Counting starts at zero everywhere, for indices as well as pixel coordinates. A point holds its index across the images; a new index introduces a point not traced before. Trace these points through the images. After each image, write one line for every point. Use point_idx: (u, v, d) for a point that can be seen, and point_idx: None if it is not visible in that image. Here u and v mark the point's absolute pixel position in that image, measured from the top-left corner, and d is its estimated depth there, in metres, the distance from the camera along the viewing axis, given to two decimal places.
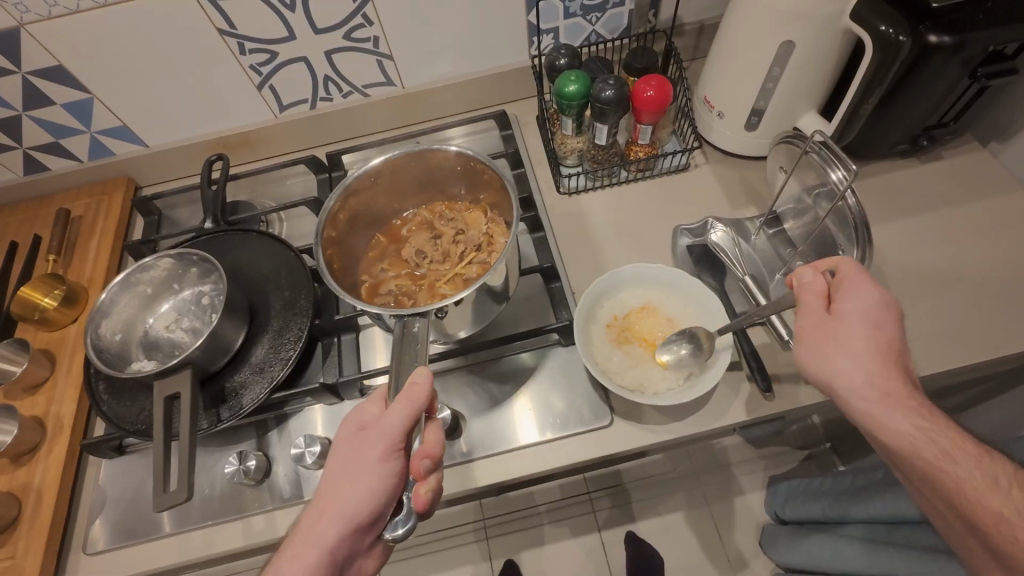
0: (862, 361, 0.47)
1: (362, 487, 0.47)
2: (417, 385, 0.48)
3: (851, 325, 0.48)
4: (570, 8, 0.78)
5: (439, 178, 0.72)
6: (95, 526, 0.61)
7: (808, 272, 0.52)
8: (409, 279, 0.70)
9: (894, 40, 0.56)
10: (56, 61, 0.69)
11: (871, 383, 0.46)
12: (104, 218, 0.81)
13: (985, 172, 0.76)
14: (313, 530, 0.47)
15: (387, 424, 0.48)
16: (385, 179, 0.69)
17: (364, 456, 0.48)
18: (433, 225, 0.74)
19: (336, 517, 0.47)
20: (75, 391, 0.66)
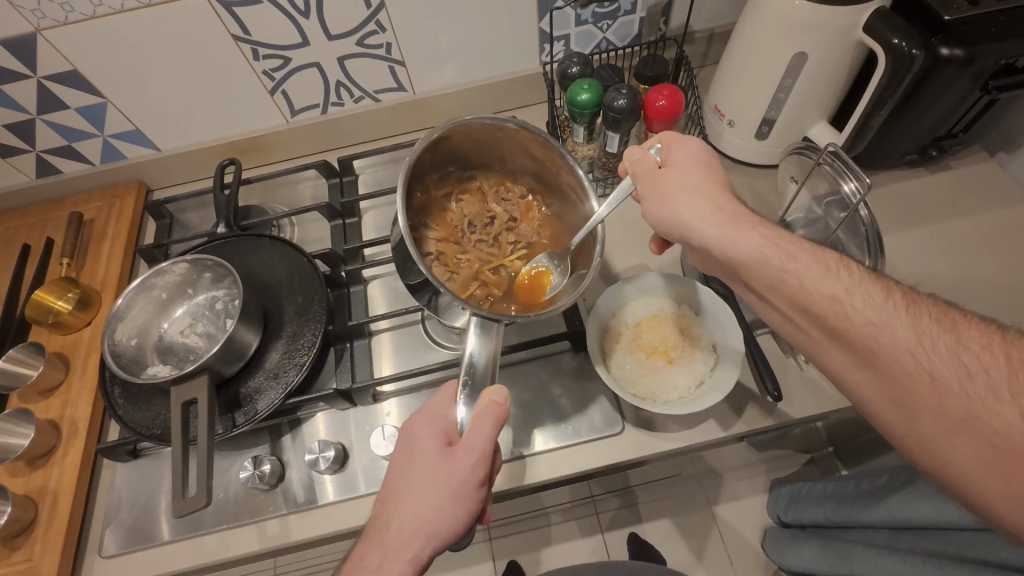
0: (733, 216, 0.48)
1: (456, 510, 0.48)
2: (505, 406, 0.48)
3: (671, 168, 0.52)
4: (582, 16, 0.78)
5: (518, 155, 0.68)
6: (110, 529, 0.61)
7: (637, 153, 0.56)
8: (453, 247, 0.69)
9: (907, 53, 0.55)
10: (70, 66, 0.70)
11: (713, 214, 0.48)
12: (117, 222, 0.81)
13: (992, 183, 0.76)
14: (407, 550, 0.47)
15: (480, 446, 0.48)
16: (472, 138, 0.65)
17: (458, 480, 0.48)
18: (487, 196, 0.72)
19: (434, 536, 0.47)
20: (89, 395, 0.67)
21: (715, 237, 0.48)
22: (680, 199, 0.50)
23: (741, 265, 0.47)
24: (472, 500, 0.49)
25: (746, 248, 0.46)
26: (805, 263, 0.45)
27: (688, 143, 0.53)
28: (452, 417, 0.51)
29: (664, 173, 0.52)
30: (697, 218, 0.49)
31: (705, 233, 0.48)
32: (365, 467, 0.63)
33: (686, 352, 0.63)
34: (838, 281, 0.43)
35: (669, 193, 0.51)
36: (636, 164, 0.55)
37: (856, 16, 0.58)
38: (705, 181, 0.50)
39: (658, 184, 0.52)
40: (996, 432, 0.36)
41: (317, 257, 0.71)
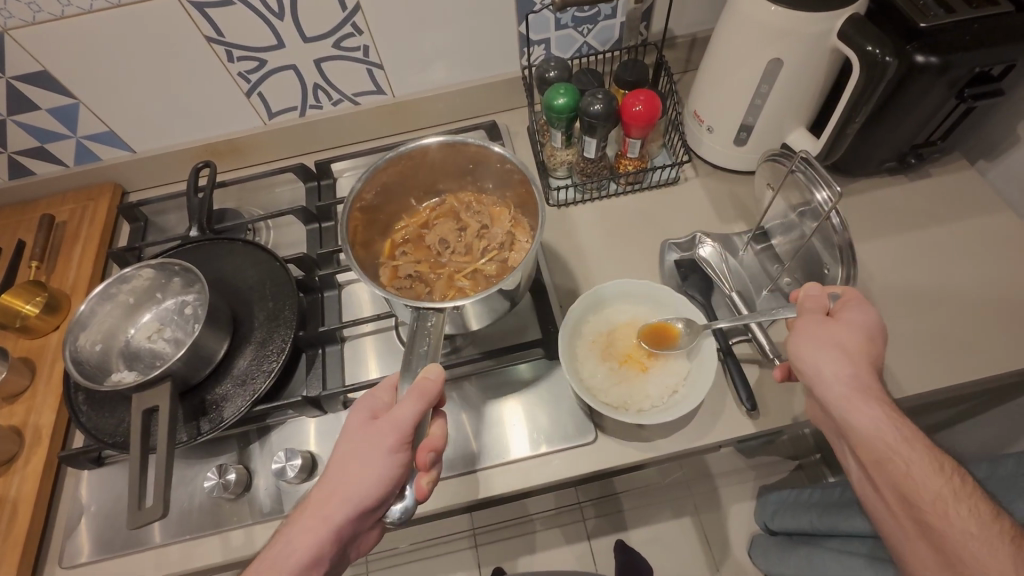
0: (877, 394, 0.47)
1: (371, 477, 0.46)
2: (429, 381, 0.48)
3: (837, 325, 0.50)
4: (561, 20, 0.78)
5: (477, 171, 0.70)
6: (72, 538, 0.60)
7: (814, 287, 0.54)
8: (429, 265, 0.69)
9: (881, 60, 0.55)
10: (41, 68, 0.69)
11: (863, 383, 0.47)
12: (89, 225, 0.80)
13: (973, 190, 0.76)
14: (322, 512, 0.46)
15: (400, 417, 0.47)
16: (415, 165, 0.67)
17: (375, 447, 0.47)
18: (458, 213, 0.73)
19: (344, 501, 0.46)
20: (54, 401, 0.66)
21: (847, 396, 0.47)
22: (829, 344, 0.49)
23: (855, 436, 0.46)
24: (387, 471, 0.47)
25: (865, 420, 0.45)
26: (928, 470, 0.44)
27: (867, 313, 0.51)
28: (388, 397, 0.51)
29: (827, 328, 0.50)
30: (834, 384, 0.47)
31: (836, 400, 0.47)
32: None
33: (660, 360, 0.62)
34: (947, 483, 0.44)
35: (822, 349, 0.49)
36: (805, 303, 0.54)
37: (830, 22, 0.58)
38: (867, 357, 0.48)
39: (812, 334, 0.50)
40: None
41: (290, 261, 0.70)
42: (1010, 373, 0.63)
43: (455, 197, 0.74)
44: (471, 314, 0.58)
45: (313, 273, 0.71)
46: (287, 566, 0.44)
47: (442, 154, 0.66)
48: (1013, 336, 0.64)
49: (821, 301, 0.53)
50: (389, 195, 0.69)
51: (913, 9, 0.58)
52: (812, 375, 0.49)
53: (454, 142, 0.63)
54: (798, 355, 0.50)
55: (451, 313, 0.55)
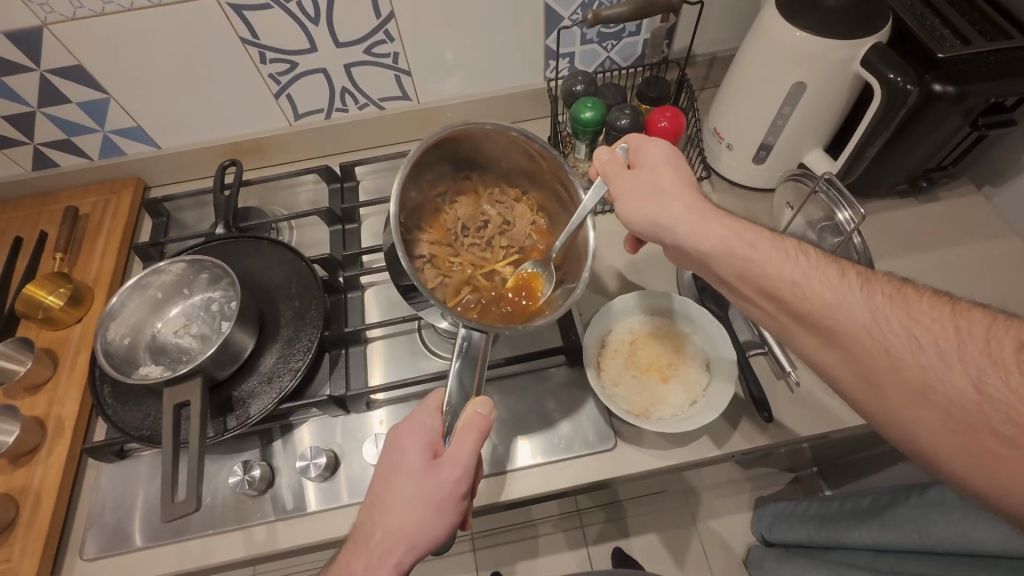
0: (790, 253, 0.47)
1: (440, 523, 0.49)
2: (485, 417, 0.49)
3: (638, 168, 0.55)
4: (587, 35, 0.80)
5: (517, 160, 0.69)
6: (92, 531, 0.60)
7: (605, 152, 0.58)
8: (444, 251, 0.69)
9: (903, 87, 0.57)
10: (75, 62, 0.69)
11: (769, 252, 0.47)
12: (112, 218, 0.80)
13: (979, 215, 0.78)
14: (391, 557, 0.47)
15: (463, 458, 0.48)
16: (465, 143, 0.65)
17: (444, 493, 0.48)
18: (481, 198, 0.72)
19: (414, 546, 0.48)
20: (78, 392, 0.66)
21: (784, 274, 0.46)
22: (660, 156, 0.55)
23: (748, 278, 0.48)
24: (453, 512, 0.50)
25: (706, 241, 0.50)
26: (861, 299, 0.42)
27: (656, 147, 0.56)
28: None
29: (623, 172, 0.55)
30: (749, 257, 0.48)
31: (779, 281, 0.46)
32: (354, 476, 0.62)
33: (679, 370, 0.64)
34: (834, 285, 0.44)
35: (633, 192, 0.54)
36: (604, 165, 0.58)
37: (854, 50, 0.60)
38: (677, 185, 0.53)
39: (633, 185, 0.54)
40: (954, 402, 0.37)
41: (315, 262, 0.71)
42: None
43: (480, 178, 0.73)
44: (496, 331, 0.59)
45: (338, 274, 0.72)
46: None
47: (497, 139, 0.65)
48: None
49: (616, 160, 0.57)
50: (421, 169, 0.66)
51: (931, 39, 0.61)
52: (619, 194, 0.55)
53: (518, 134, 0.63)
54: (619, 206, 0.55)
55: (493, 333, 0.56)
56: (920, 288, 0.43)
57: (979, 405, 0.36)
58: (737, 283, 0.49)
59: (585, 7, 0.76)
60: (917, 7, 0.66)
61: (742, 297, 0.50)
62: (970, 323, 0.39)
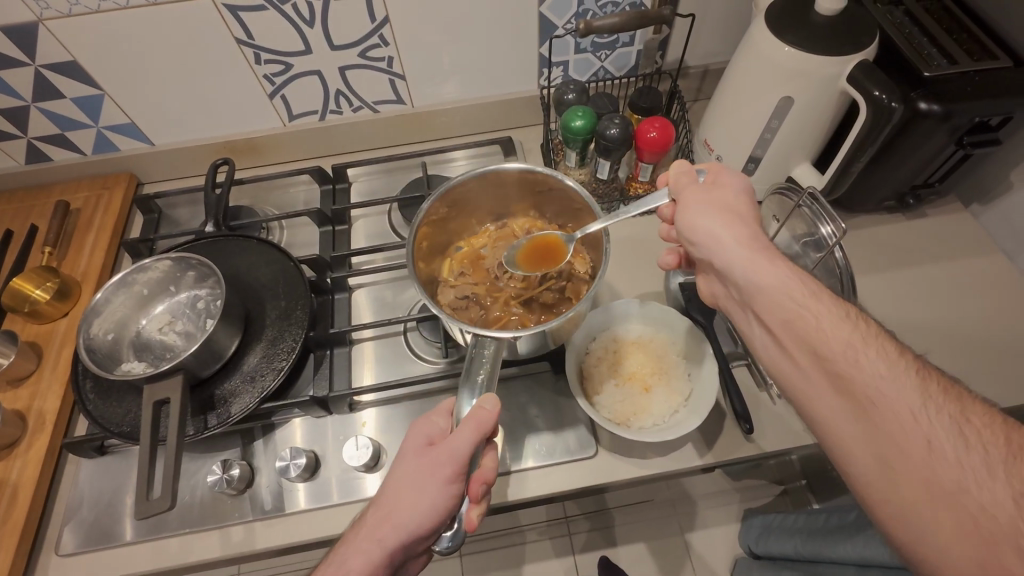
0: (850, 316, 0.44)
1: (424, 504, 0.47)
2: (485, 413, 0.48)
3: (720, 188, 0.53)
4: (581, 45, 0.81)
5: (545, 199, 0.70)
6: (69, 526, 0.60)
7: (684, 166, 0.56)
8: (486, 288, 0.68)
9: (887, 105, 0.57)
10: (70, 58, 0.70)
11: (825, 306, 0.45)
12: (103, 213, 0.81)
13: (965, 233, 0.79)
14: (377, 534, 0.47)
15: (454, 445, 0.48)
16: (487, 186, 0.68)
17: (432, 474, 0.48)
18: (518, 238, 0.73)
19: (398, 528, 0.47)
20: (60, 387, 0.66)
21: (835, 332, 0.43)
22: (738, 185, 0.52)
23: (787, 314, 0.45)
24: (440, 500, 0.47)
25: (770, 275, 0.47)
26: (913, 381, 0.40)
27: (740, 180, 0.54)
28: (444, 422, 0.52)
29: (705, 188, 0.53)
30: (805, 305, 0.45)
31: (832, 338, 0.43)
32: (335, 477, 0.62)
33: (662, 380, 0.64)
34: (885, 355, 0.42)
35: (707, 208, 0.51)
36: (679, 177, 0.55)
37: (840, 66, 0.61)
38: (747, 214, 0.51)
39: (705, 201, 0.52)
40: (984, 510, 0.35)
41: (303, 262, 0.71)
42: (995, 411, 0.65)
43: (516, 223, 0.75)
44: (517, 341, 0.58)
45: (326, 275, 0.73)
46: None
47: (513, 179, 0.67)
48: (999, 374, 0.67)
49: (691, 176, 0.54)
50: (451, 216, 0.70)
51: (918, 58, 0.62)
52: (697, 205, 0.52)
53: (527, 172, 0.65)
54: (688, 215, 0.52)
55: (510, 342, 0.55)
56: (971, 394, 0.41)
57: (1010, 523, 0.35)
58: (781, 328, 0.46)
59: (579, 16, 0.77)
60: (905, 25, 0.67)
61: (777, 345, 0.47)
62: (1020, 438, 0.38)
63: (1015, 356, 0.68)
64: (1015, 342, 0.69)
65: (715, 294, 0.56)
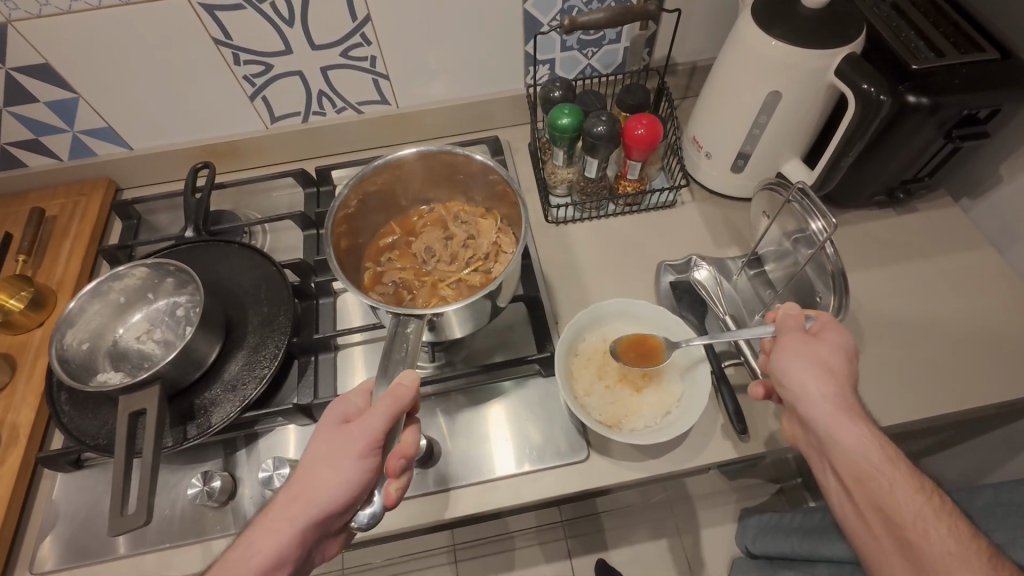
0: (925, 488, 0.45)
1: (337, 480, 0.46)
2: (404, 387, 0.47)
3: (822, 346, 0.51)
4: (567, 42, 0.80)
5: (467, 182, 0.70)
6: (44, 544, 0.58)
7: (794, 307, 0.55)
8: (413, 273, 0.69)
9: (876, 98, 0.57)
10: (42, 60, 0.68)
11: (902, 475, 0.46)
12: (80, 220, 0.78)
13: (956, 227, 0.78)
14: (290, 513, 0.45)
15: (370, 420, 0.47)
16: (406, 172, 0.67)
17: (346, 450, 0.47)
18: (447, 222, 0.73)
19: (310, 504, 0.45)
20: (35, 400, 0.64)
21: (908, 504, 0.45)
22: (840, 341, 0.51)
23: (859, 475, 0.47)
24: (355, 474, 0.46)
25: (854, 441, 0.47)
26: (983, 569, 0.41)
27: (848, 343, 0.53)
28: (362, 401, 0.51)
29: (807, 343, 0.52)
30: (883, 473, 0.46)
31: (901, 508, 0.45)
32: None
33: (653, 381, 0.63)
34: (954, 535, 0.43)
35: (803, 360, 0.50)
36: (786, 319, 0.55)
37: (828, 59, 0.60)
38: (843, 372, 0.50)
39: (798, 350, 0.51)
40: None
41: (286, 267, 0.69)
42: (991, 406, 0.64)
43: (444, 207, 0.74)
44: (454, 323, 0.57)
45: (310, 279, 0.71)
46: (249, 567, 0.43)
47: (429, 162, 0.66)
48: (995, 369, 0.66)
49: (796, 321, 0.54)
50: (377, 201, 0.69)
51: (905, 51, 0.61)
52: (793, 355, 0.51)
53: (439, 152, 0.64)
54: (780, 362, 0.51)
55: (431, 319, 0.54)
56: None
57: None
58: (852, 484, 0.47)
59: (564, 14, 0.76)
60: (892, 19, 0.66)
61: (844, 492, 0.49)
62: None
63: (1008, 350, 0.68)
64: (1009, 336, 0.69)
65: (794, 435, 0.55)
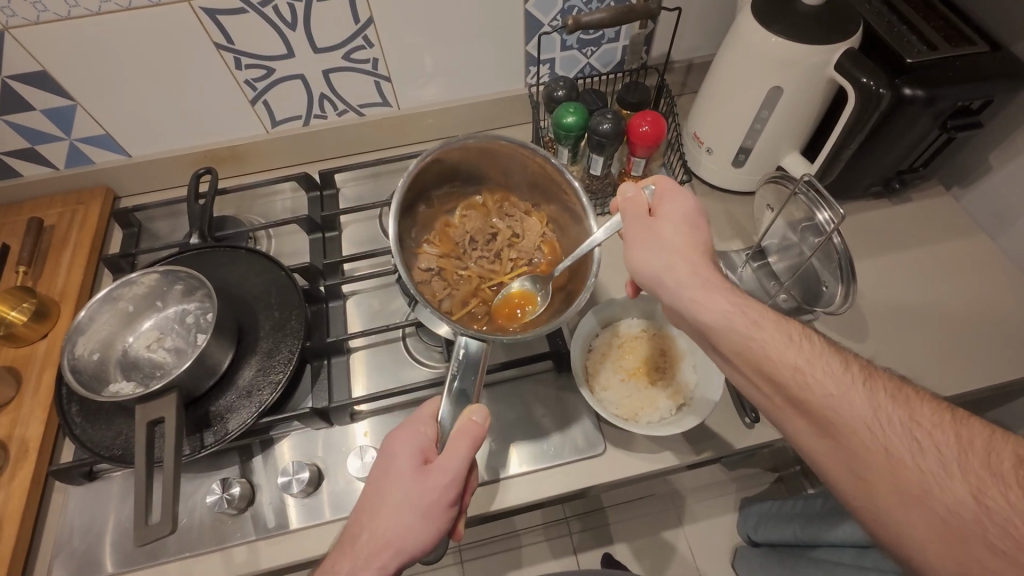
0: (795, 339, 0.45)
1: (425, 526, 0.47)
2: (478, 426, 0.48)
3: (658, 221, 0.53)
4: (567, 42, 0.80)
5: (521, 174, 0.69)
6: (58, 559, 0.57)
7: (632, 187, 0.55)
8: (452, 264, 0.68)
9: (876, 91, 0.58)
10: (39, 67, 0.67)
11: (802, 345, 0.45)
12: (80, 229, 0.77)
13: (948, 216, 0.81)
14: (377, 559, 0.46)
15: (453, 467, 0.47)
16: (469, 157, 0.66)
17: (429, 498, 0.47)
18: (490, 212, 0.72)
19: (398, 550, 0.46)
20: (43, 412, 0.63)
21: (815, 377, 0.43)
22: (674, 216, 0.52)
23: (729, 333, 0.46)
24: (440, 519, 0.48)
25: (717, 317, 0.47)
26: (891, 414, 0.40)
27: (681, 198, 0.53)
28: (432, 433, 0.51)
29: (661, 266, 0.51)
30: (784, 358, 0.44)
31: (785, 369, 0.44)
32: (339, 491, 0.60)
33: (666, 373, 0.64)
34: (848, 371, 0.43)
35: (649, 245, 0.52)
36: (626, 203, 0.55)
37: (827, 55, 0.61)
38: (681, 235, 0.51)
39: (640, 228, 0.53)
40: (951, 512, 0.36)
41: (296, 271, 0.69)
42: (988, 387, 0.67)
43: (488, 196, 0.73)
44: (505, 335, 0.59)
45: (319, 283, 0.71)
46: None
47: (500, 152, 0.65)
48: (991, 351, 0.68)
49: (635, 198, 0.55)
50: (434, 178, 0.67)
51: (900, 45, 0.63)
52: (656, 282, 0.51)
53: (522, 148, 0.63)
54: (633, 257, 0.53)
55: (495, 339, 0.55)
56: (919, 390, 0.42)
57: (977, 518, 0.35)
58: (765, 386, 0.45)
59: (565, 13, 0.77)
60: (884, 14, 0.68)
61: (740, 376, 0.48)
62: (971, 433, 0.38)
63: (1004, 334, 0.70)
64: (1004, 319, 0.71)
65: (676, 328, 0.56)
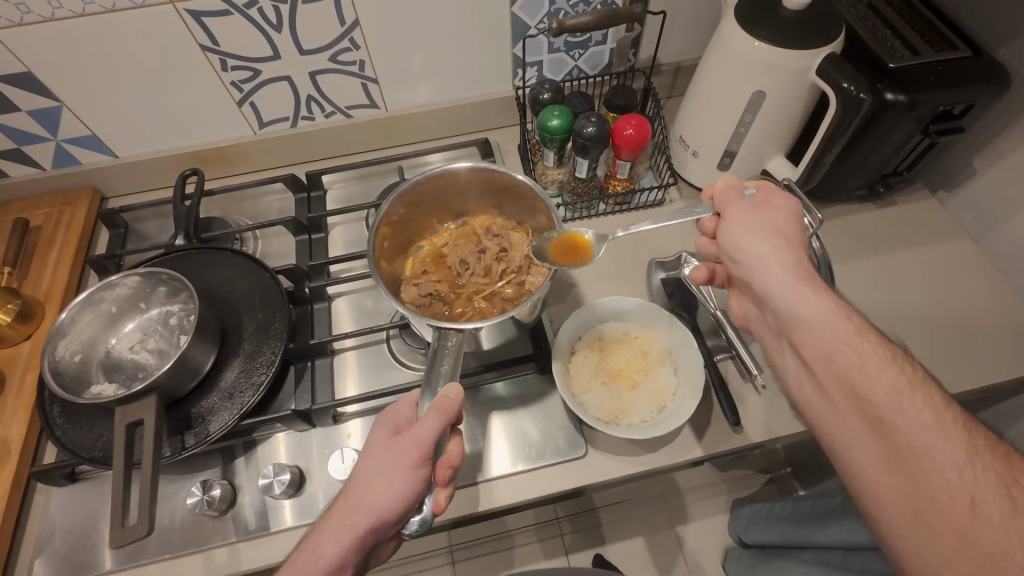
0: (896, 360, 0.43)
1: (394, 490, 0.46)
2: (449, 399, 0.48)
3: (768, 211, 0.51)
4: (554, 44, 0.81)
5: (502, 195, 0.70)
6: (39, 560, 0.57)
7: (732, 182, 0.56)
8: (448, 286, 0.67)
9: (856, 96, 0.59)
10: (24, 68, 0.67)
11: (903, 371, 0.43)
12: (66, 229, 0.77)
13: (934, 219, 0.81)
14: (348, 520, 0.46)
15: (421, 434, 0.47)
16: (439, 187, 0.67)
17: (398, 462, 0.47)
18: (478, 236, 0.72)
19: (366, 512, 0.46)
20: (26, 413, 0.63)
21: (907, 398, 0.41)
22: (784, 213, 0.51)
23: (810, 336, 0.45)
24: (409, 485, 0.47)
25: (818, 312, 0.45)
26: (984, 464, 0.38)
27: (787, 201, 0.52)
28: (410, 412, 0.52)
29: (759, 252, 0.49)
30: (870, 370, 0.42)
31: (876, 388, 0.42)
32: (322, 493, 0.60)
33: (648, 374, 0.64)
34: (942, 410, 0.41)
35: (751, 227, 0.51)
36: (726, 191, 0.56)
37: (808, 59, 0.62)
38: (788, 232, 0.50)
39: (746, 214, 0.52)
40: None
41: (280, 272, 0.69)
42: (971, 390, 0.67)
43: (476, 220, 0.73)
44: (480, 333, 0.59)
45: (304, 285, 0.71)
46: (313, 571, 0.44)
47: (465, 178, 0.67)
48: (975, 355, 0.69)
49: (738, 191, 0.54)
50: (415, 210, 0.69)
51: (883, 50, 0.63)
52: (748, 267, 0.50)
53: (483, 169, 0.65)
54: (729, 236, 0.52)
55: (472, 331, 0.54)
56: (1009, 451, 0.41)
57: None
58: (834, 392, 0.44)
59: (551, 16, 0.77)
60: (868, 19, 0.68)
61: (809, 379, 0.47)
62: None
63: (989, 337, 0.70)
64: (989, 323, 0.71)
65: (747, 315, 0.56)
